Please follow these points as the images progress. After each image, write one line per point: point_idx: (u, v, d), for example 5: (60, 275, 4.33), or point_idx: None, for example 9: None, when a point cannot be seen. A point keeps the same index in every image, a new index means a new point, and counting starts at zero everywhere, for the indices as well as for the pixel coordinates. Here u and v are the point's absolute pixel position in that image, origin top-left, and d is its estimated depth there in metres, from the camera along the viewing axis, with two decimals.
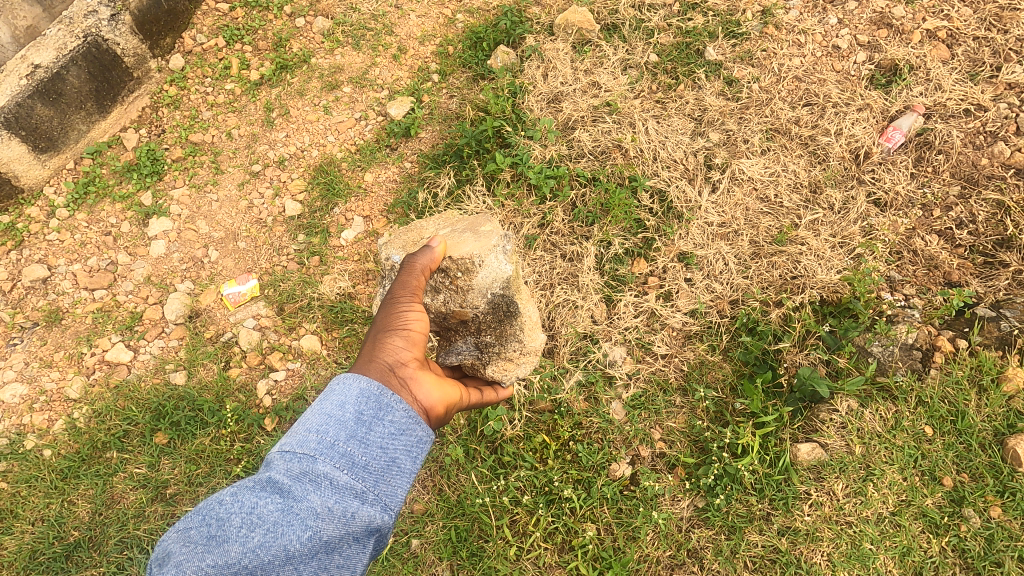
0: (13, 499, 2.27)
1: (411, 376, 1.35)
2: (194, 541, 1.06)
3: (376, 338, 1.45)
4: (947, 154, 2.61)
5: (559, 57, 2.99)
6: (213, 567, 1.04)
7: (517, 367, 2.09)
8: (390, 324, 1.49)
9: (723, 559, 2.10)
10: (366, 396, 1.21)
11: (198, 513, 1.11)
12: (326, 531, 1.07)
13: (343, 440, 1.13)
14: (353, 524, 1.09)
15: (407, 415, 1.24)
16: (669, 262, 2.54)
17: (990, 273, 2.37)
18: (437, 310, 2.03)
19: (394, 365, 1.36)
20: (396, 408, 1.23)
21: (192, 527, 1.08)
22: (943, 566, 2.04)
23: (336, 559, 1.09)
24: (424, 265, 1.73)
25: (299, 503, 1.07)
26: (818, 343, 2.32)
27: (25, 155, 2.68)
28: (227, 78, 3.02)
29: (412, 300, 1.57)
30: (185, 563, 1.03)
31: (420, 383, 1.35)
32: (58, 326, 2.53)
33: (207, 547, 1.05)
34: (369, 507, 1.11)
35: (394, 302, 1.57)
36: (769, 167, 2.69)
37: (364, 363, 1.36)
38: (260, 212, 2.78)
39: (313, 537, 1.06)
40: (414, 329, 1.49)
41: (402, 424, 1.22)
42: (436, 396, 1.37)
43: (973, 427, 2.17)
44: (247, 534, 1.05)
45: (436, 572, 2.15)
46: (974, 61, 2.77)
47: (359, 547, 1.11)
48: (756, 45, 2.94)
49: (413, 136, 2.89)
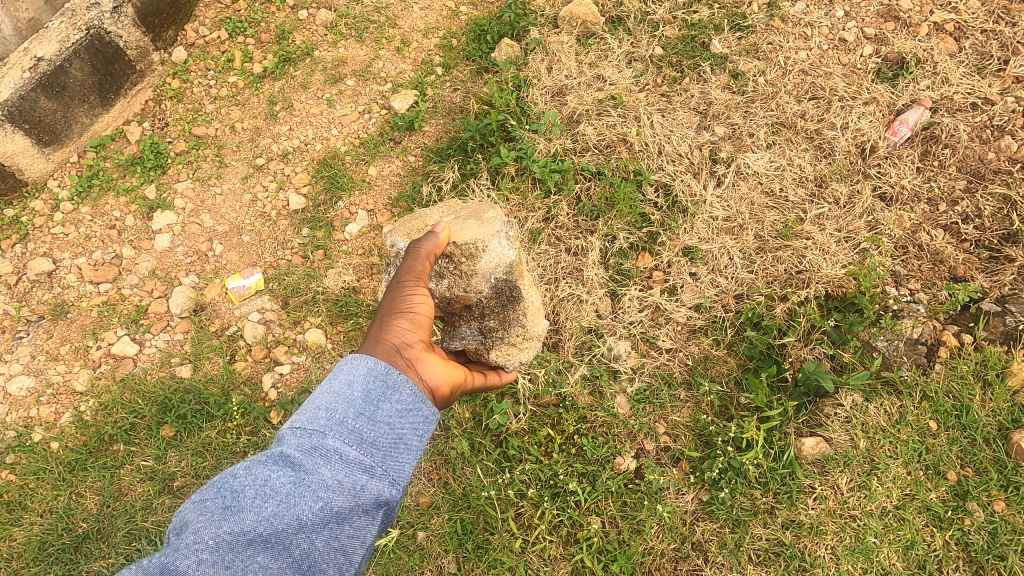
0: (21, 492, 2.29)
1: (416, 357, 1.35)
2: (210, 510, 1.07)
3: (382, 321, 1.45)
4: (954, 148, 2.59)
5: (563, 50, 2.98)
6: (228, 534, 1.04)
7: (520, 352, 2.11)
8: (396, 308, 1.49)
9: (727, 552, 2.12)
10: (374, 375, 1.22)
11: (213, 485, 1.11)
12: (337, 502, 1.09)
13: (352, 417, 1.14)
14: (362, 497, 1.11)
15: (413, 394, 1.24)
16: (674, 257, 2.54)
17: (996, 268, 2.37)
18: (441, 296, 2.03)
19: (400, 346, 1.36)
20: (403, 387, 1.24)
21: (207, 498, 1.09)
22: (946, 560, 2.05)
23: (347, 530, 1.10)
24: (429, 251, 1.74)
25: (311, 476, 1.09)
26: (823, 337, 2.31)
27: (29, 148, 2.68)
28: (230, 71, 3.01)
29: (417, 285, 1.58)
30: (203, 531, 1.04)
31: (426, 364, 1.34)
32: (64, 320, 2.54)
33: (222, 516, 1.05)
34: (378, 481, 1.13)
35: (400, 287, 1.58)
36: (774, 161, 2.69)
37: (371, 344, 1.36)
38: (264, 205, 2.78)
39: (324, 507, 1.08)
40: (419, 312, 1.49)
41: (409, 403, 1.23)
42: (443, 376, 1.35)
43: (977, 422, 2.17)
44: (260, 505, 1.06)
45: (442, 564, 2.17)
46: (982, 54, 2.75)
47: (368, 519, 1.13)
48: (761, 38, 2.92)
49: (417, 130, 2.88)
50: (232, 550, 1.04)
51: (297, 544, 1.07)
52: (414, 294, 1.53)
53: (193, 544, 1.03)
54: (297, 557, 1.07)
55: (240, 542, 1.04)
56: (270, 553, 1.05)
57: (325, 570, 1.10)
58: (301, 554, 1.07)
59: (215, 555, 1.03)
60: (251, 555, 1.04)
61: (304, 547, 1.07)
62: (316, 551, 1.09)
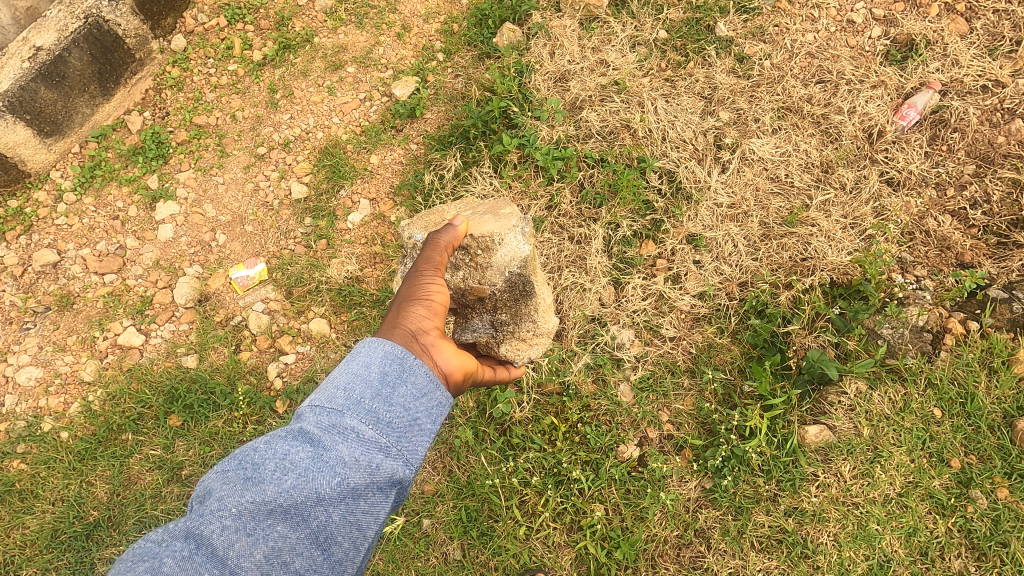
0: (33, 480, 2.32)
1: (432, 343, 1.33)
2: (232, 480, 1.08)
3: (399, 306, 1.44)
4: (963, 132, 2.55)
5: (566, 35, 2.94)
6: (251, 503, 1.05)
7: (530, 348, 2.14)
8: (413, 294, 1.48)
9: (730, 539, 2.14)
10: (391, 358, 1.22)
11: (235, 456, 1.12)
12: (354, 479, 1.09)
13: (369, 397, 1.14)
14: (378, 475, 1.11)
15: (429, 378, 1.23)
16: (678, 245, 2.52)
17: (1004, 254, 2.34)
18: (456, 287, 2.09)
19: (417, 331, 1.35)
20: (419, 371, 1.23)
21: (229, 468, 1.10)
22: (948, 547, 2.06)
23: (362, 505, 1.11)
24: (449, 241, 1.73)
25: (328, 453, 1.09)
26: (827, 325, 2.30)
27: (31, 139, 2.67)
28: (230, 58, 2.99)
29: (434, 275, 1.58)
30: (226, 499, 1.05)
31: (441, 351, 1.33)
32: (70, 310, 2.56)
33: (244, 485, 1.07)
34: (392, 461, 1.13)
35: (418, 275, 1.58)
36: (780, 146, 2.65)
37: (388, 329, 1.35)
38: (266, 194, 2.77)
39: (341, 483, 1.08)
40: (436, 300, 1.48)
41: (425, 387, 1.22)
42: (457, 363, 1.34)
43: (982, 409, 2.17)
44: (281, 477, 1.07)
45: (448, 551, 2.20)
46: (993, 35, 2.70)
47: (383, 496, 1.13)
48: (768, 20, 2.88)
49: (418, 117, 2.86)
50: (254, 518, 1.05)
51: (314, 516, 1.08)
52: (430, 282, 1.53)
53: (217, 510, 1.05)
54: (315, 529, 1.08)
55: (261, 511, 1.05)
56: (289, 523, 1.07)
57: (340, 543, 1.11)
58: (318, 527, 1.08)
59: (238, 522, 1.04)
60: (271, 524, 1.06)
61: (321, 519, 1.08)
62: (333, 524, 1.09)
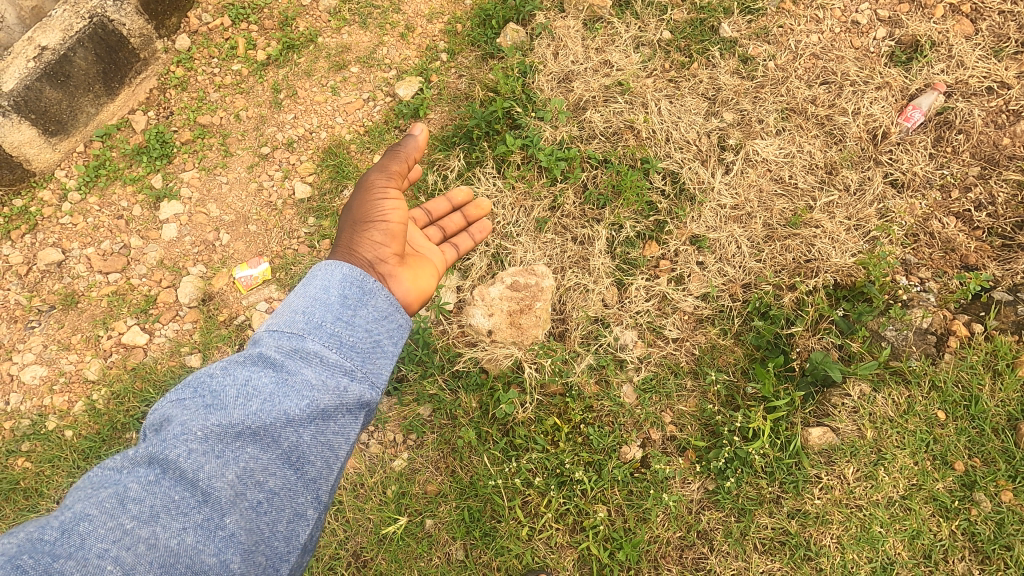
0: (38, 479, 2.33)
1: (389, 273, 1.81)
2: (191, 407, 1.37)
3: (359, 228, 1.85)
4: (968, 134, 2.54)
5: (569, 35, 2.94)
6: (217, 427, 1.35)
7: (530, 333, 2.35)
8: (368, 216, 1.87)
9: (733, 541, 2.14)
10: (349, 282, 1.61)
11: (191, 388, 1.42)
12: (323, 400, 1.44)
13: (331, 323, 1.52)
14: (345, 397, 1.47)
15: (387, 303, 1.64)
16: (682, 245, 2.52)
17: (1009, 256, 2.33)
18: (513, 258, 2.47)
19: (376, 260, 1.79)
20: (378, 296, 1.63)
21: (189, 397, 1.40)
22: (952, 550, 2.05)
23: (333, 425, 1.45)
24: (409, 146, 2.01)
25: (293, 376, 1.44)
26: (831, 327, 2.29)
27: (36, 138, 2.68)
28: (234, 58, 2.99)
29: (390, 192, 1.93)
30: (189, 423, 1.34)
31: (397, 279, 1.83)
32: (74, 309, 2.57)
33: (207, 411, 1.37)
34: (358, 383, 1.50)
35: (371, 193, 1.92)
36: (784, 147, 2.65)
37: (351, 254, 1.78)
38: (270, 194, 2.78)
39: (310, 404, 1.42)
40: (392, 221, 1.88)
41: (384, 311, 1.62)
42: (410, 289, 1.87)
43: (986, 412, 2.16)
44: (245, 403, 1.38)
45: (450, 551, 2.20)
46: (998, 37, 2.69)
47: (351, 418, 1.48)
48: (772, 21, 2.88)
49: (422, 117, 2.86)
50: (222, 442, 1.34)
51: (285, 437, 1.40)
52: (385, 202, 1.89)
53: (181, 435, 1.33)
54: (286, 449, 1.40)
55: (229, 434, 1.35)
56: (259, 444, 1.37)
57: (313, 462, 1.44)
58: (290, 446, 1.40)
59: (204, 446, 1.33)
60: (241, 447, 1.35)
61: (293, 440, 1.41)
62: (304, 444, 1.42)
